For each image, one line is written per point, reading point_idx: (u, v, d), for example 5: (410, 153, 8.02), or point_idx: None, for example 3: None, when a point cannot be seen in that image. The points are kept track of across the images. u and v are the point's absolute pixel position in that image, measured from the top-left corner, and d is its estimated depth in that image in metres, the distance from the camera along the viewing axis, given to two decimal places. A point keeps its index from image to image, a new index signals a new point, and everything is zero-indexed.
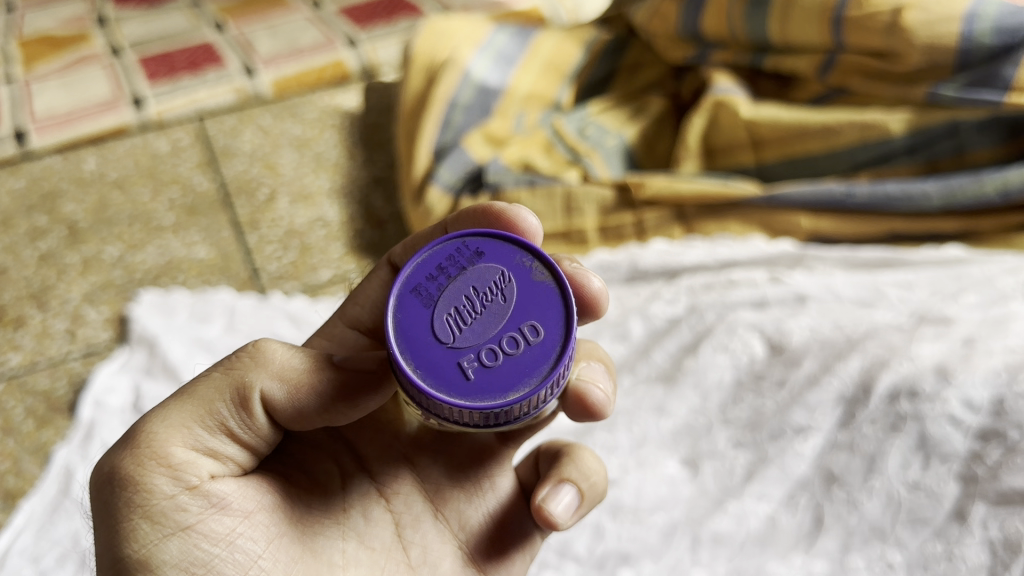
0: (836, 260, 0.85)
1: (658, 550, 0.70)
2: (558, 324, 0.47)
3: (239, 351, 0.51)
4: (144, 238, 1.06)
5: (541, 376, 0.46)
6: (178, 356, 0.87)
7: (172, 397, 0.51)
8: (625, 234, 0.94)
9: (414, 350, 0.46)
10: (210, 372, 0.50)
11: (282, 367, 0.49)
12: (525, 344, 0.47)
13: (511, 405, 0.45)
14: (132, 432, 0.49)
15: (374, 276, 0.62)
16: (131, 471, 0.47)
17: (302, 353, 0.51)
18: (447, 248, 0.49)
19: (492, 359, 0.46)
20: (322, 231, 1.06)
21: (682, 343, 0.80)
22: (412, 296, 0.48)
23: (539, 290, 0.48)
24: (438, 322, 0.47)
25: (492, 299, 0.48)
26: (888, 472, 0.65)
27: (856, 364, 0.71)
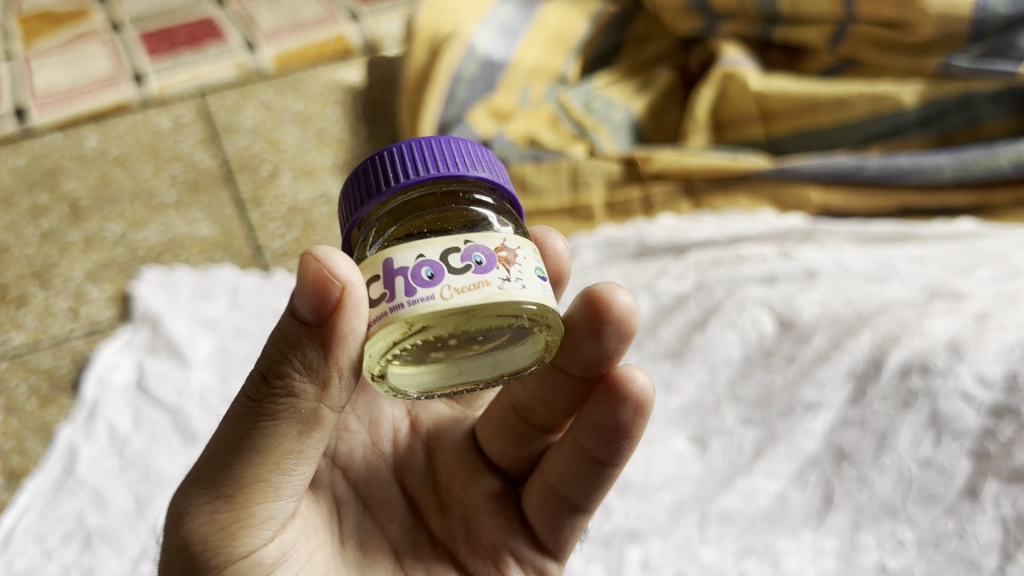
0: (847, 235, 0.84)
1: (667, 527, 0.68)
2: None
3: (268, 386, 0.42)
4: (146, 216, 1.05)
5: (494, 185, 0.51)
6: (181, 334, 0.86)
7: (221, 443, 0.44)
8: (633, 210, 0.93)
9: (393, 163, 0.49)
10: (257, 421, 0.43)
11: (310, 378, 0.42)
12: None
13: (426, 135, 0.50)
14: (202, 489, 0.45)
15: None
16: (221, 538, 0.45)
17: (301, 334, 0.42)
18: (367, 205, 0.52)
19: None
20: (325, 208, 1.05)
21: (690, 320, 0.79)
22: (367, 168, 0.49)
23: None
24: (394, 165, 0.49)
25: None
26: (899, 449, 0.65)
27: (867, 340, 0.70)
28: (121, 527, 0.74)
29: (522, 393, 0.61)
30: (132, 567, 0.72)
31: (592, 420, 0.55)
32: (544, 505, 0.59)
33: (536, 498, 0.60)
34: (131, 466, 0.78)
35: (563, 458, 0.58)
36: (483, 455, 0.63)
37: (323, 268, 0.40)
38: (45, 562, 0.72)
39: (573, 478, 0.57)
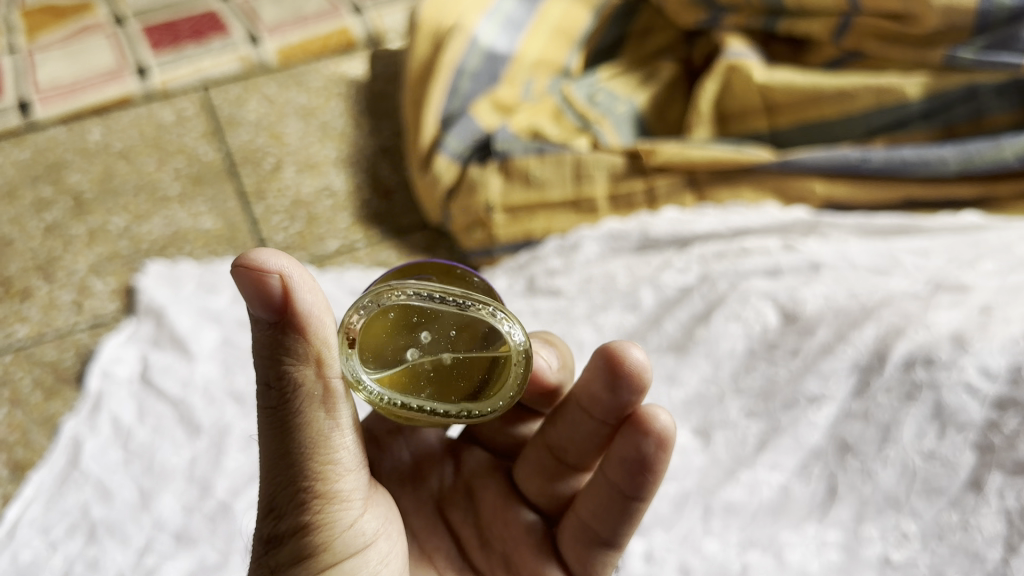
0: (851, 228, 0.84)
1: (670, 519, 0.68)
2: None
3: (281, 383, 0.46)
4: (150, 209, 1.05)
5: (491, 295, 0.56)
6: (186, 327, 0.86)
7: (274, 449, 0.47)
8: (636, 202, 0.93)
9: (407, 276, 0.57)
10: (292, 416, 0.46)
11: (312, 358, 0.46)
12: None
13: None
14: (277, 494, 0.48)
15: None
16: (313, 524, 0.47)
17: (278, 328, 0.45)
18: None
19: None
20: (329, 201, 1.06)
21: (694, 313, 0.79)
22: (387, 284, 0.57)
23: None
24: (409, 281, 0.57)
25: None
26: (902, 441, 0.65)
27: (871, 332, 0.70)
28: (126, 519, 0.74)
29: (556, 433, 0.61)
30: (137, 559, 0.72)
31: (616, 453, 0.56)
32: (576, 539, 0.58)
33: (569, 533, 0.59)
34: (135, 458, 0.78)
35: (596, 494, 0.57)
36: (521, 494, 0.63)
37: (265, 260, 0.44)
38: (50, 554, 0.73)
39: (601, 512, 0.57)
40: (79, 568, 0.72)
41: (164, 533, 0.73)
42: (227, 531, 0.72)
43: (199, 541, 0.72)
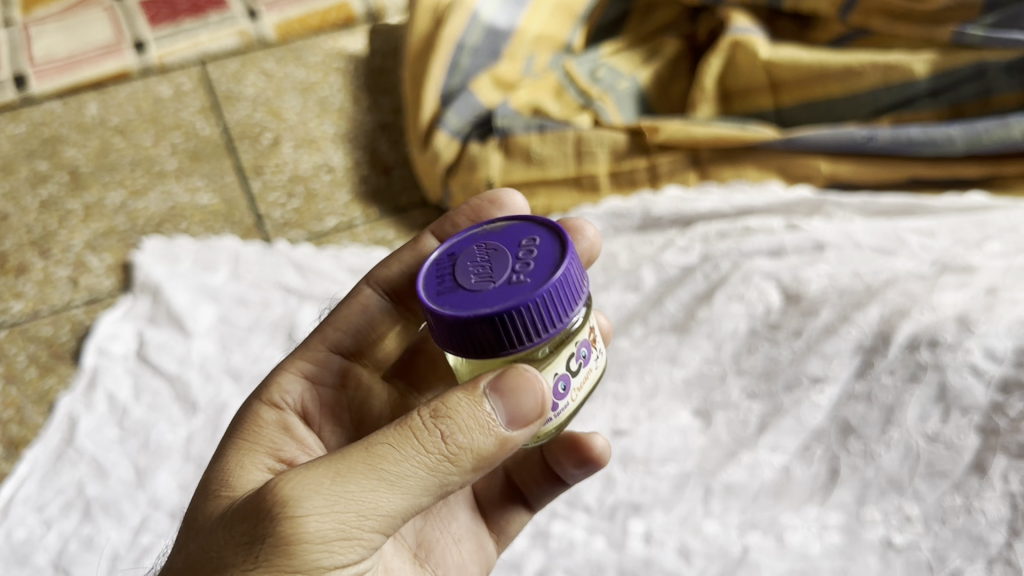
0: (855, 207, 0.83)
1: (670, 500, 0.67)
2: (554, 245, 0.47)
3: (442, 441, 0.43)
4: (146, 184, 1.04)
5: (567, 247, 0.47)
6: (183, 304, 0.86)
7: (370, 460, 0.43)
8: (638, 180, 0.91)
9: (475, 304, 0.45)
10: (420, 466, 0.42)
11: (475, 456, 0.43)
12: (529, 259, 0.47)
13: (543, 292, 0.44)
14: (327, 488, 0.42)
15: (354, 303, 0.61)
16: (329, 544, 0.42)
17: (490, 421, 0.43)
18: (428, 273, 0.48)
19: (521, 271, 0.46)
20: (327, 177, 1.04)
21: (695, 292, 0.78)
22: (442, 298, 0.46)
23: (511, 231, 0.49)
24: (472, 286, 0.46)
25: (490, 253, 0.48)
26: (906, 424, 0.64)
27: (875, 312, 0.70)
28: (121, 496, 0.73)
29: None
30: (131, 537, 0.71)
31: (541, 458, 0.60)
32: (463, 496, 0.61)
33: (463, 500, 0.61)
34: (131, 436, 0.77)
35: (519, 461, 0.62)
36: None
37: (535, 392, 0.43)
38: (44, 531, 0.72)
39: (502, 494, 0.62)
40: (73, 546, 0.71)
41: (160, 511, 0.72)
42: None
43: None
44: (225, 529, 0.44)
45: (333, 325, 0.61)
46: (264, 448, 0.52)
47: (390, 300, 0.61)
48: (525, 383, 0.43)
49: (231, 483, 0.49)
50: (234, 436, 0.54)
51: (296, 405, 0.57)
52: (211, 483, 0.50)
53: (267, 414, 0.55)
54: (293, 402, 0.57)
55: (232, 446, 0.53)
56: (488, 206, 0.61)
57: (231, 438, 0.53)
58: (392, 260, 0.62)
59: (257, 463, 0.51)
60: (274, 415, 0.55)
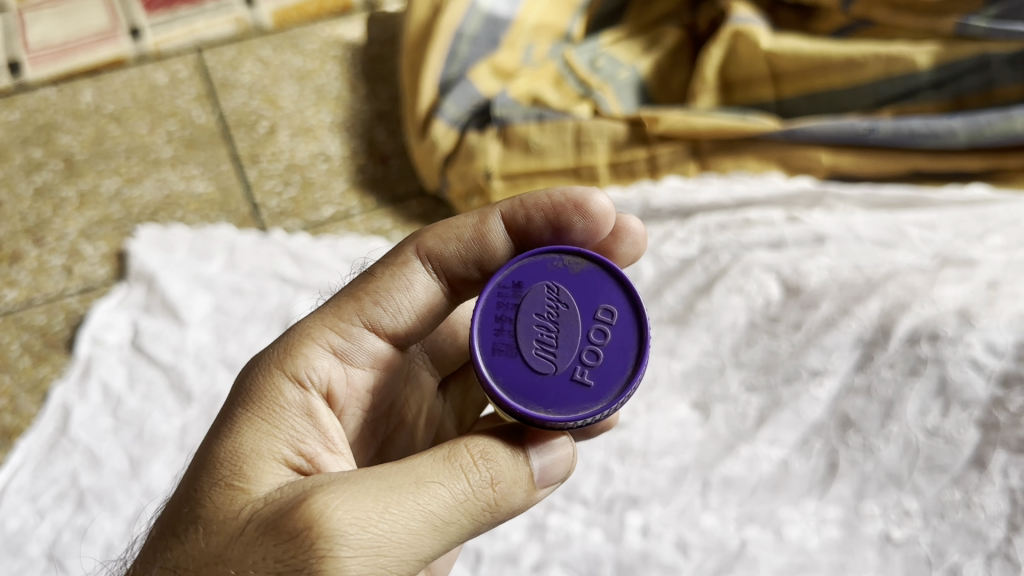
0: (856, 199, 0.82)
1: (668, 493, 0.67)
2: (630, 329, 0.49)
3: (486, 494, 0.44)
4: (141, 172, 1.03)
5: (639, 345, 0.48)
6: (178, 293, 0.85)
7: (419, 500, 0.43)
8: (638, 171, 0.91)
9: (532, 392, 0.47)
10: (463, 515, 0.43)
11: (509, 507, 0.45)
12: (602, 342, 0.48)
13: (612, 406, 0.46)
14: (375, 526, 0.42)
15: (404, 278, 0.53)
16: None
17: (527, 475, 0.46)
18: (490, 301, 0.49)
19: (593, 359, 0.48)
20: (324, 166, 1.04)
21: (694, 284, 0.78)
22: (499, 357, 0.48)
23: (585, 280, 0.50)
24: (532, 359, 0.48)
25: (559, 311, 0.49)
26: (905, 417, 0.64)
27: (876, 306, 0.69)
28: (114, 487, 0.73)
29: None
30: (125, 528, 0.70)
31: None
32: None
33: None
34: (125, 426, 0.77)
35: None
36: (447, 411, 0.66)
37: (568, 454, 0.48)
38: (38, 521, 0.72)
39: None
40: (67, 536, 0.70)
41: (155, 502, 0.71)
42: None
43: None
44: (253, 544, 0.43)
45: (371, 296, 0.53)
46: (285, 435, 0.49)
47: (439, 279, 0.54)
48: (563, 457, 0.47)
49: (249, 476, 0.46)
50: (251, 413, 0.49)
51: (321, 384, 0.51)
52: (226, 468, 0.47)
53: (291, 393, 0.50)
54: (318, 380, 0.51)
55: (247, 423, 0.49)
56: (569, 210, 0.54)
57: (248, 413, 0.49)
58: (451, 234, 0.54)
59: (276, 451, 0.48)
60: (298, 396, 0.50)
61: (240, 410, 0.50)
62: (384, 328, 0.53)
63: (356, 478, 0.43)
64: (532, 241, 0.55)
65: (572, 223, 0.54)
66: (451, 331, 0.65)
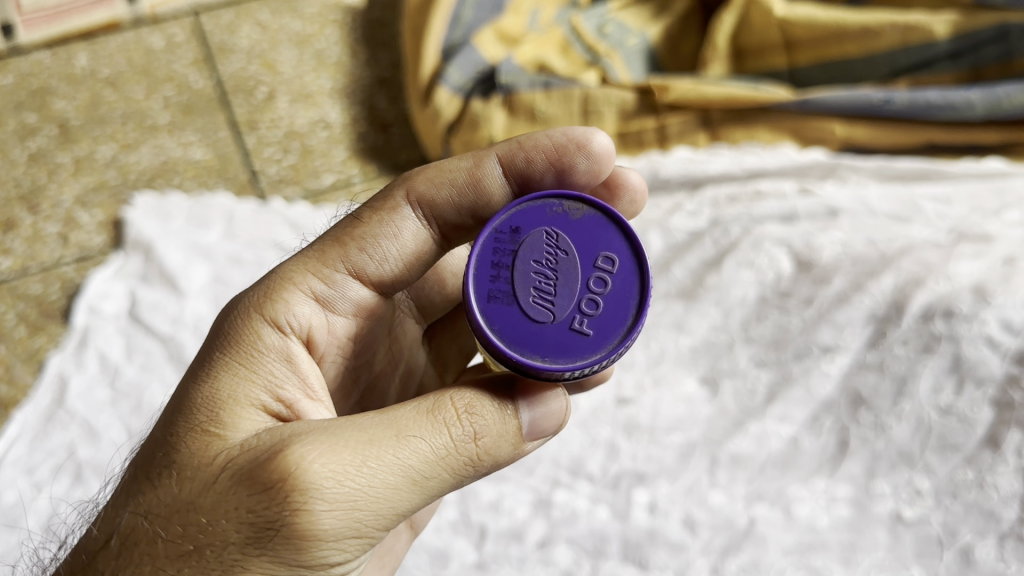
0: (869, 171, 0.80)
1: (675, 470, 0.66)
2: (631, 277, 0.46)
3: (471, 448, 0.42)
4: (138, 138, 1.01)
5: (640, 296, 0.46)
6: (175, 263, 0.83)
7: (401, 455, 0.41)
8: (646, 141, 0.89)
9: (530, 340, 0.44)
10: (446, 469, 0.42)
11: (494, 461, 0.43)
12: (602, 291, 0.46)
13: (612, 355, 0.44)
14: (350, 480, 0.40)
15: (393, 223, 0.51)
16: (341, 537, 0.40)
17: (515, 428, 0.43)
18: (487, 246, 0.46)
19: (593, 308, 0.45)
20: (324, 133, 1.02)
21: (703, 258, 0.76)
22: (497, 305, 0.45)
23: (585, 227, 0.47)
24: (530, 307, 0.45)
25: (557, 258, 0.46)
26: (918, 395, 0.63)
27: (889, 282, 0.68)
28: (111, 458, 0.71)
29: None
30: None
31: None
32: None
33: None
34: (123, 397, 0.75)
35: None
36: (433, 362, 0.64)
37: (560, 407, 0.45)
38: (35, 494, 0.70)
39: None
40: (63, 509, 0.69)
41: None
42: None
43: None
44: (224, 494, 0.42)
45: (357, 242, 0.50)
46: (263, 381, 0.47)
47: (428, 224, 0.51)
48: (556, 410, 0.44)
49: (225, 422, 0.45)
50: (228, 358, 0.47)
51: (301, 330, 0.50)
52: (202, 413, 0.45)
53: (270, 338, 0.48)
54: (298, 326, 0.50)
55: (224, 368, 0.47)
56: (572, 151, 0.52)
57: (226, 357, 0.47)
58: (443, 177, 0.51)
59: (253, 397, 0.46)
60: (277, 341, 0.48)
61: (218, 354, 0.48)
62: (369, 275, 0.51)
63: (333, 429, 0.42)
64: (532, 184, 0.52)
65: (574, 163, 0.52)
66: (439, 279, 0.63)
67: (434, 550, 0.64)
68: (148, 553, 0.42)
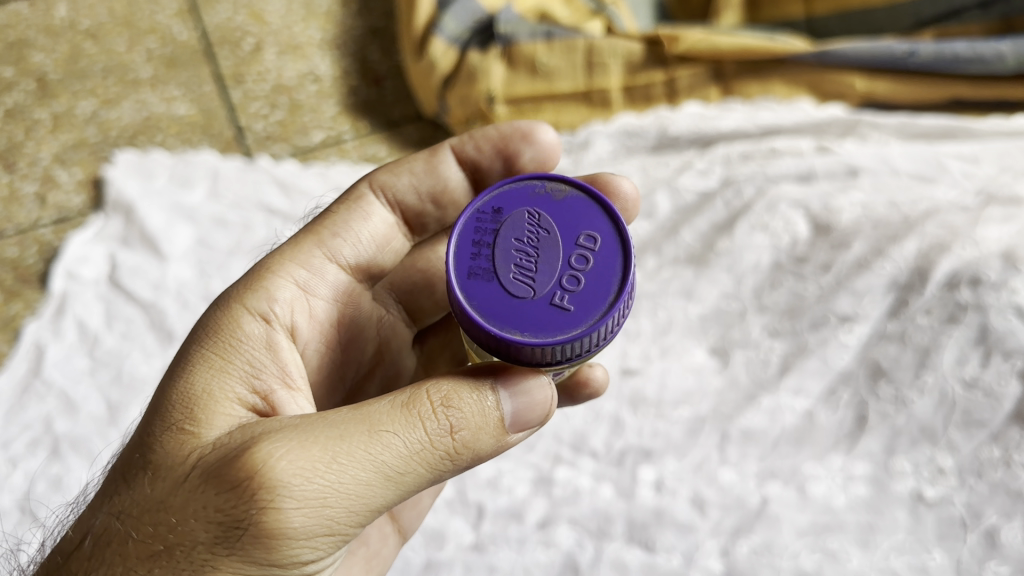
0: (892, 128, 0.75)
1: (683, 447, 0.62)
2: (615, 254, 0.41)
3: (452, 440, 0.38)
4: (119, 93, 0.96)
5: (624, 272, 0.41)
6: (157, 224, 0.79)
7: (374, 449, 0.37)
8: (655, 95, 0.84)
9: (507, 317, 0.40)
10: (422, 463, 0.38)
11: (474, 454, 0.39)
12: (583, 267, 0.41)
13: (592, 331, 0.39)
14: (319, 475, 0.37)
15: (360, 210, 0.52)
16: (313, 535, 0.37)
17: (497, 420, 0.39)
18: (466, 226, 0.42)
19: (574, 285, 0.40)
20: (313, 87, 0.97)
21: (714, 221, 0.72)
22: (475, 283, 0.40)
23: (568, 207, 0.42)
24: (509, 284, 0.40)
25: (538, 237, 0.41)
26: (942, 367, 0.59)
27: (913, 247, 0.64)
28: (90, 432, 0.68)
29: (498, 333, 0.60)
30: None
31: None
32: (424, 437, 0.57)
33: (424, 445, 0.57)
34: (102, 367, 0.72)
35: None
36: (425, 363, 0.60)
37: (545, 398, 0.40)
38: (9, 470, 0.67)
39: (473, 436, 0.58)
40: (40, 486, 0.66)
41: None
42: None
43: None
44: (193, 492, 0.38)
45: (329, 229, 0.51)
46: (239, 372, 0.43)
47: (392, 212, 0.54)
48: (539, 400, 0.40)
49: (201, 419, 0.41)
50: (206, 350, 0.44)
51: (284, 319, 0.47)
52: (177, 410, 0.41)
53: (250, 327, 0.45)
54: (281, 314, 0.47)
55: (199, 358, 0.44)
56: (518, 139, 0.54)
57: (204, 349, 0.44)
58: (403, 167, 0.54)
59: (228, 391, 0.42)
60: (258, 330, 0.45)
61: (194, 345, 0.45)
62: (345, 259, 0.51)
63: (305, 425, 0.38)
64: (484, 172, 0.55)
65: (524, 153, 0.54)
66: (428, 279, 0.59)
67: (429, 530, 0.61)
68: (117, 556, 0.39)
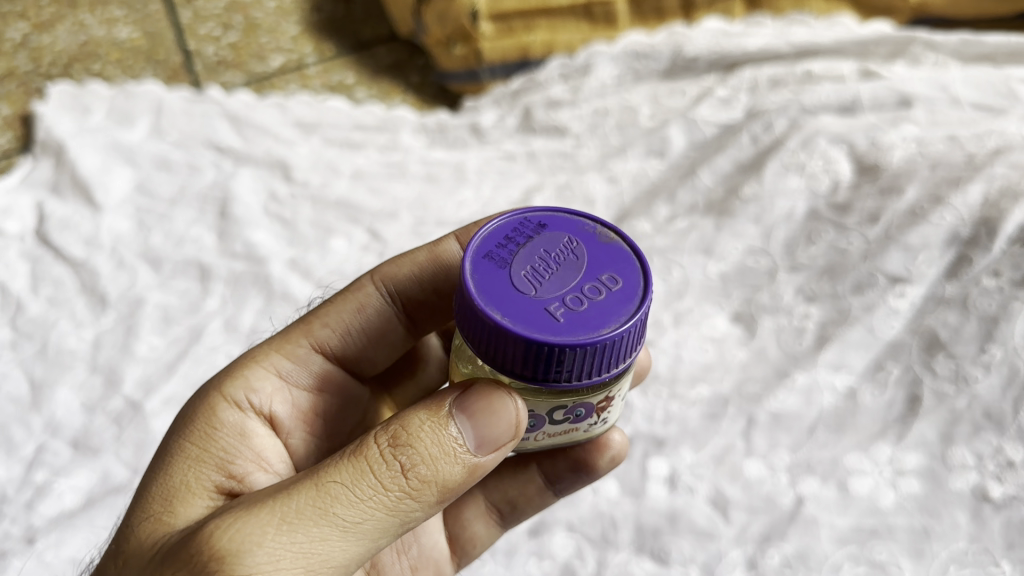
0: (950, 49, 0.65)
1: (700, 435, 0.52)
2: (631, 301, 0.31)
3: (413, 476, 0.31)
4: (54, 17, 0.84)
5: (633, 320, 0.31)
6: (91, 168, 0.68)
7: (330, 505, 0.30)
8: (666, 10, 0.75)
9: (494, 298, 0.31)
10: (382, 508, 0.31)
11: (441, 486, 0.31)
12: (596, 299, 0.31)
13: (566, 345, 0.29)
14: (270, 540, 0.30)
15: (353, 298, 0.44)
16: None
17: (454, 446, 0.31)
18: (505, 223, 0.34)
19: (575, 307, 0.31)
20: (272, 5, 0.87)
21: (738, 161, 0.62)
22: (484, 263, 0.32)
23: (612, 249, 0.33)
24: (517, 279, 0.32)
25: (565, 258, 0.33)
26: (1012, 341, 0.49)
27: (977, 192, 0.54)
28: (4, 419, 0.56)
29: None
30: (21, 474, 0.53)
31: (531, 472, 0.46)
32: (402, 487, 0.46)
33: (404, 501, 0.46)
34: (24, 338, 0.59)
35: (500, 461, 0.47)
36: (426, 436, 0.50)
37: (512, 417, 0.31)
38: None
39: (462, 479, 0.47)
40: None
41: (59, 439, 0.55)
42: (136, 439, 0.55)
43: (103, 451, 0.54)
44: None
45: (320, 318, 0.44)
46: (213, 461, 0.37)
47: (393, 304, 0.45)
48: (504, 415, 0.31)
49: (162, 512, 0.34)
50: (177, 441, 0.37)
51: (264, 408, 0.40)
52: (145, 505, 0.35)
53: (226, 416, 0.39)
54: (260, 404, 0.40)
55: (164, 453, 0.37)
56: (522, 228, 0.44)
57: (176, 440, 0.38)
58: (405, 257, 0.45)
59: (204, 479, 0.36)
60: (234, 418, 0.39)
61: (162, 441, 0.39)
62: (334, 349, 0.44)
63: (256, 497, 0.32)
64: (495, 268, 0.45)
65: None
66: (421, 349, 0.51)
67: None
68: None
